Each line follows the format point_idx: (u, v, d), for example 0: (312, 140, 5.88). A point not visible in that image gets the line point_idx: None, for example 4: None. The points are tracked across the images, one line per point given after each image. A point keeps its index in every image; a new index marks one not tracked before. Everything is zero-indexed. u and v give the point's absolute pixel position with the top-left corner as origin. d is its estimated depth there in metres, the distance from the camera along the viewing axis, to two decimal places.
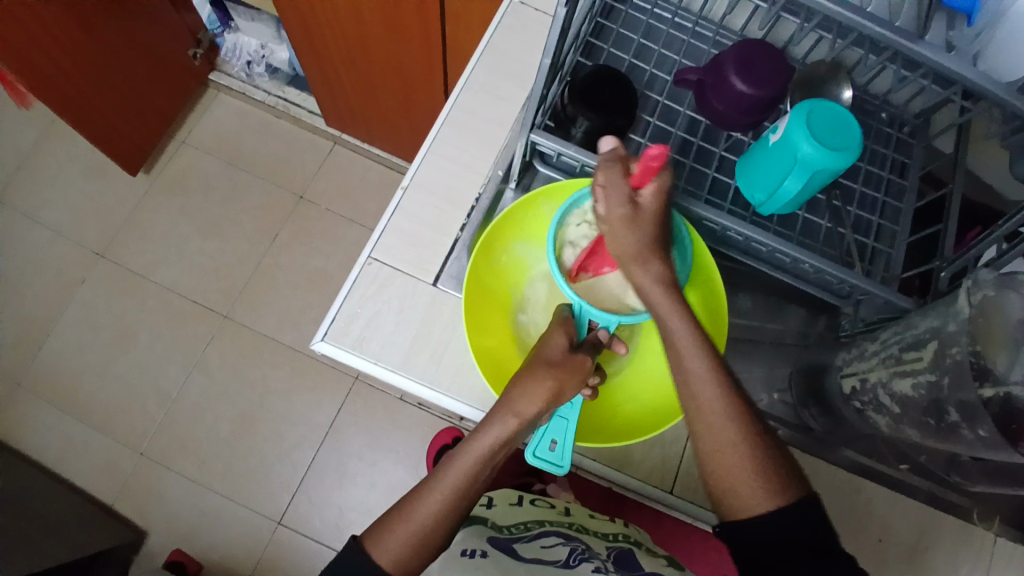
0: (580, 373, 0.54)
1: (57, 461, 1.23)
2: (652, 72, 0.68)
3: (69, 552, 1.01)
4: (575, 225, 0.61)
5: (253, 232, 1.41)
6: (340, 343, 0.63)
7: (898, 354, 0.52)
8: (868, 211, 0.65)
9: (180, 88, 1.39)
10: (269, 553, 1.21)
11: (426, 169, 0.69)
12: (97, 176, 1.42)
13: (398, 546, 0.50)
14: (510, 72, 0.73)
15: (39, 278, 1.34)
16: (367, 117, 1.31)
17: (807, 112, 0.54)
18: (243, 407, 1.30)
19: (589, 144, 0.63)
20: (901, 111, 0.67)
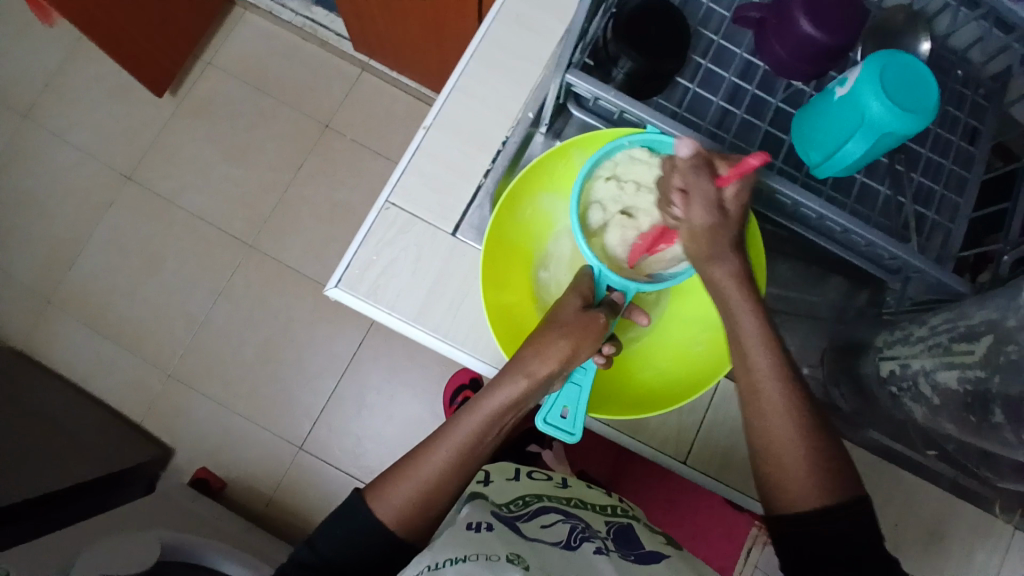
0: (593, 336, 0.53)
1: (89, 377, 1.28)
2: (708, 8, 0.60)
3: (101, 467, 1.06)
4: (603, 180, 0.58)
5: (278, 161, 1.38)
6: (355, 290, 0.61)
7: (947, 343, 0.48)
8: (931, 179, 0.59)
9: (205, 6, 1.33)
10: (290, 476, 1.26)
11: (451, 108, 0.65)
12: (123, 95, 1.39)
13: (402, 501, 0.52)
14: (547, 2, 0.66)
15: (70, 197, 1.35)
16: (397, 45, 1.24)
17: (881, 64, 0.48)
18: (267, 335, 1.32)
19: (630, 88, 0.57)
20: (977, 71, 0.60)
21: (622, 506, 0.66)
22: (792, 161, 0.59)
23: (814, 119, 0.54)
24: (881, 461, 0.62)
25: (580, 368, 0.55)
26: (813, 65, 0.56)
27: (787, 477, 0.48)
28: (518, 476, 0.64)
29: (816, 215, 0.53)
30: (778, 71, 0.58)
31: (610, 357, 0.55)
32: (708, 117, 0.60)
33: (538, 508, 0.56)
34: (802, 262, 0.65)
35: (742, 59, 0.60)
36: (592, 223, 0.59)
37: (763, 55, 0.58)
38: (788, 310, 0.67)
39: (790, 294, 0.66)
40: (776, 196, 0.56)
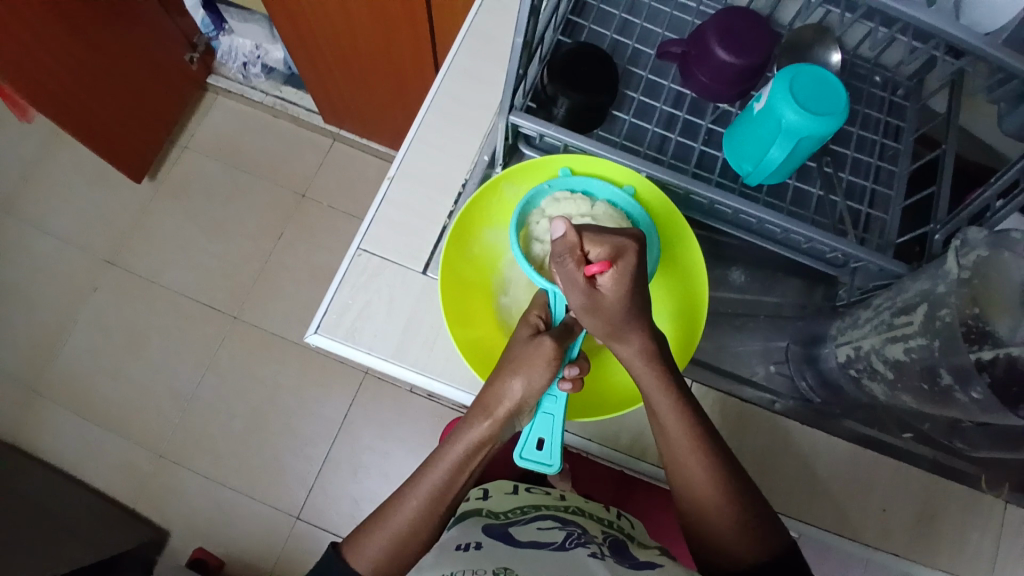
0: (544, 362, 0.54)
1: (78, 465, 1.26)
2: (635, 47, 0.67)
3: (92, 554, 1.03)
4: (536, 222, 0.61)
5: (257, 233, 1.42)
6: (333, 335, 0.63)
7: (889, 320, 0.51)
8: (861, 177, 0.64)
9: (179, 94, 1.41)
10: (288, 547, 1.23)
11: (412, 158, 0.69)
12: (103, 185, 1.44)
13: (377, 552, 0.55)
14: (492, 55, 0.72)
15: (54, 287, 1.37)
16: (364, 112, 1.31)
17: (789, 79, 0.53)
18: (257, 405, 1.32)
19: (572, 123, 0.62)
20: (893, 74, 0.66)
21: (618, 519, 0.67)
22: (729, 174, 0.64)
23: (738, 136, 0.59)
24: (859, 449, 0.64)
25: (549, 397, 0.56)
26: (735, 86, 0.62)
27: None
28: (517, 490, 0.66)
29: (757, 220, 0.57)
30: (704, 96, 0.64)
31: (576, 378, 0.56)
32: (647, 143, 0.64)
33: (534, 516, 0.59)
34: (754, 267, 0.69)
35: (672, 88, 0.66)
36: (535, 256, 0.61)
37: (690, 84, 0.64)
38: (750, 313, 0.68)
39: (750, 297, 0.69)
40: (718, 207, 0.60)
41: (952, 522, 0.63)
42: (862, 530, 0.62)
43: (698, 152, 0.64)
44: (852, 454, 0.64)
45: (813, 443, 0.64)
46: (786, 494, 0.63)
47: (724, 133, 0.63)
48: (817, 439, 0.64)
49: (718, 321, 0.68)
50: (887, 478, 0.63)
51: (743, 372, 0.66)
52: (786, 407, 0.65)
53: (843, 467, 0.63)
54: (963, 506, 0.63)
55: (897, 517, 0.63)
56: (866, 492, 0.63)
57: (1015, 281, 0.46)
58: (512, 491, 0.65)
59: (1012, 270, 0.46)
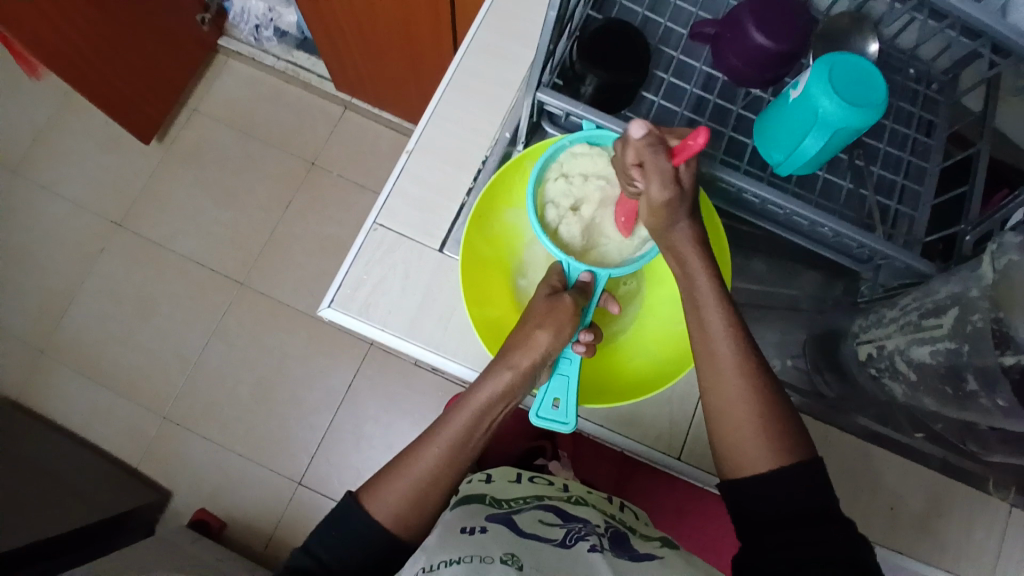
0: (569, 315, 0.55)
1: (84, 426, 1.27)
2: (666, 26, 0.64)
3: (97, 514, 1.04)
4: (553, 181, 0.59)
5: (267, 201, 1.41)
6: (347, 309, 0.63)
7: (916, 321, 0.50)
8: (892, 172, 0.62)
9: (190, 57, 1.38)
10: (290, 513, 1.25)
11: (431, 132, 0.68)
12: (112, 147, 1.42)
13: (398, 499, 0.53)
14: (517, 30, 0.70)
15: (62, 248, 1.37)
16: (377, 82, 1.29)
17: (829, 65, 0.51)
18: (262, 373, 1.32)
19: (598, 103, 0.60)
20: (929, 67, 0.64)
21: (621, 511, 0.66)
22: (757, 162, 0.62)
23: (770, 122, 0.57)
24: (870, 445, 0.64)
25: (564, 359, 0.57)
26: (768, 72, 0.60)
27: (770, 456, 0.51)
28: (520, 479, 0.66)
29: (785, 211, 0.56)
30: (735, 80, 0.62)
31: (591, 344, 0.57)
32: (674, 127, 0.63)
33: (536, 506, 0.59)
34: (777, 258, 0.68)
35: (703, 71, 0.64)
36: (548, 223, 0.59)
37: (720, 67, 0.62)
38: (769, 305, 0.69)
39: (769, 289, 0.69)
40: (745, 197, 0.59)
41: (959, 520, 0.63)
42: (868, 523, 0.63)
43: (727, 139, 0.62)
44: (864, 449, 0.64)
45: (825, 437, 0.63)
46: None
47: (755, 120, 0.62)
48: (830, 433, 0.64)
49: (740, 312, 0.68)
50: (897, 474, 0.63)
51: None
52: (802, 401, 0.64)
53: (854, 461, 0.63)
54: (971, 504, 0.63)
55: (905, 513, 0.63)
56: (874, 486, 0.63)
57: None
58: (514, 479, 0.65)
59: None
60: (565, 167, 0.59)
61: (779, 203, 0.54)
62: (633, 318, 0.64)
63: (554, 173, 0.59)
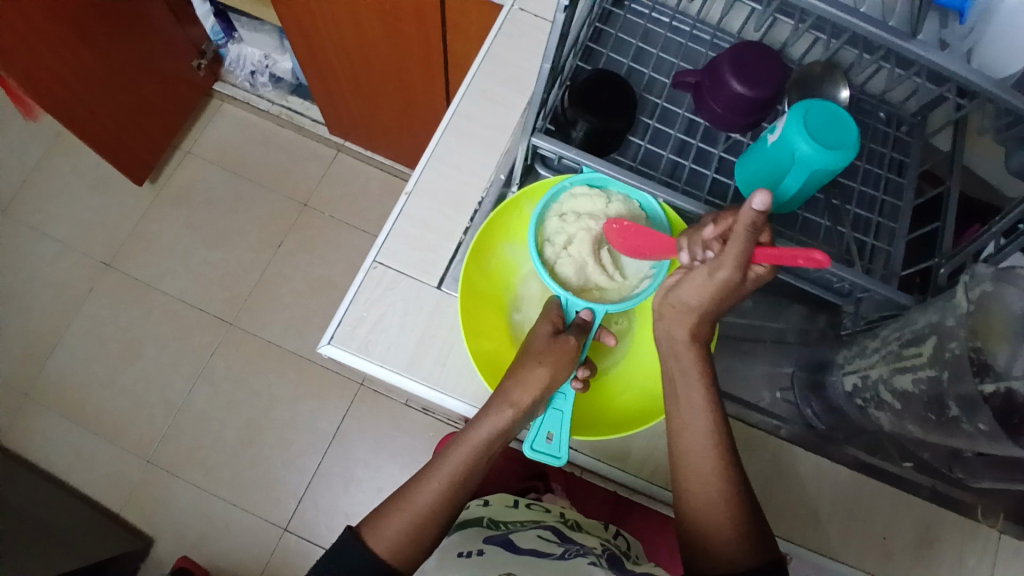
0: (568, 358, 0.55)
1: (63, 471, 1.24)
2: (650, 76, 0.68)
3: (73, 562, 1.01)
4: (554, 220, 0.61)
5: (257, 242, 1.42)
6: (345, 346, 0.64)
7: (898, 350, 0.53)
8: (867, 210, 0.66)
9: (185, 101, 1.41)
10: (276, 560, 1.22)
11: (429, 175, 0.70)
12: (103, 189, 1.43)
13: (397, 532, 0.53)
14: (510, 78, 0.74)
15: (49, 289, 1.36)
16: (369, 125, 1.32)
17: (803, 112, 0.55)
18: (249, 415, 1.31)
19: (589, 146, 0.63)
20: (898, 109, 0.68)
21: (616, 538, 0.67)
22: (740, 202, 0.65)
23: (750, 165, 0.60)
24: (860, 475, 0.65)
25: (559, 395, 0.57)
26: (748, 117, 0.63)
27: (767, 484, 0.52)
28: (517, 504, 0.66)
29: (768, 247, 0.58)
30: (716, 125, 0.65)
31: (587, 380, 0.58)
32: (660, 168, 0.66)
33: (535, 527, 0.59)
34: (761, 294, 0.72)
35: (686, 117, 0.67)
36: (544, 260, 0.60)
37: (702, 112, 0.65)
38: (756, 338, 0.72)
39: (756, 324, 0.72)
40: None
41: (950, 550, 0.64)
42: (860, 555, 0.63)
43: (711, 180, 0.65)
44: (854, 480, 0.65)
45: (814, 467, 0.65)
46: (790, 518, 0.64)
47: (736, 162, 0.65)
48: (821, 464, 0.65)
49: (729, 346, 0.71)
50: (886, 505, 0.64)
51: (750, 398, 0.68)
52: (791, 433, 0.66)
53: (846, 491, 0.64)
54: (961, 533, 0.64)
55: (897, 545, 0.64)
56: (867, 518, 0.64)
57: (1013, 315, 0.46)
58: (511, 504, 0.65)
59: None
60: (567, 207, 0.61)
61: None
62: (625, 353, 0.64)
63: (557, 211, 0.61)
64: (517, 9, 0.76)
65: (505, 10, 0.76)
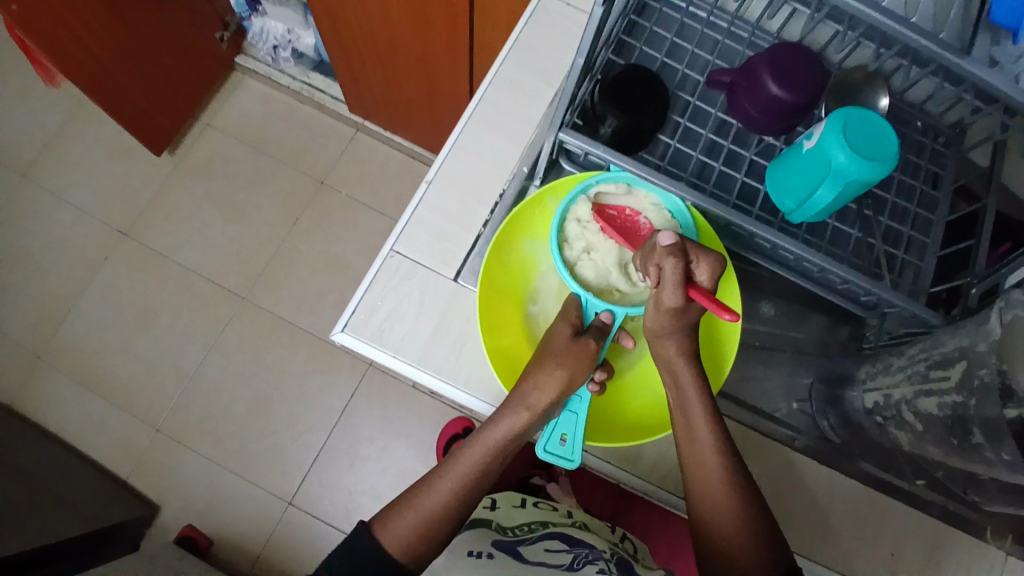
0: (586, 361, 0.55)
1: (75, 435, 1.26)
2: (684, 72, 0.67)
3: (82, 527, 1.02)
4: (574, 224, 0.60)
5: (273, 217, 1.42)
6: (360, 335, 0.63)
7: (924, 371, 0.52)
8: (898, 222, 0.64)
9: (207, 73, 1.40)
10: (279, 533, 1.23)
11: (451, 164, 0.69)
12: (123, 156, 1.43)
13: (408, 527, 0.53)
14: (539, 68, 0.72)
15: (66, 253, 1.37)
16: (390, 107, 1.32)
17: (843, 120, 0.53)
18: (259, 390, 1.32)
19: (617, 144, 0.62)
20: (935, 120, 0.66)
21: (623, 541, 0.68)
22: (768, 207, 0.64)
23: (783, 170, 0.59)
24: (872, 491, 0.64)
25: (576, 397, 0.57)
26: (781, 121, 0.62)
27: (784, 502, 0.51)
28: (525, 504, 0.67)
29: (794, 256, 0.57)
30: (749, 127, 0.64)
31: (604, 382, 0.57)
32: (689, 169, 0.65)
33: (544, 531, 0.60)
34: (784, 302, 0.69)
35: (717, 117, 0.66)
36: (566, 262, 0.60)
37: (735, 113, 0.64)
38: (774, 347, 0.69)
39: (780, 333, 0.69)
40: (757, 240, 0.60)
41: (958, 570, 0.64)
42: (867, 570, 0.63)
43: (740, 183, 0.64)
44: (866, 496, 0.64)
45: (826, 481, 0.64)
46: (800, 530, 0.63)
47: (767, 166, 0.64)
48: (833, 478, 0.64)
49: (747, 354, 0.70)
50: (897, 521, 0.64)
51: (765, 407, 0.67)
52: (805, 445, 0.65)
53: (857, 506, 0.64)
54: (971, 554, 0.64)
55: (905, 562, 0.63)
56: (876, 533, 0.64)
57: None
58: (519, 504, 0.66)
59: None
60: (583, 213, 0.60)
61: (791, 248, 0.55)
62: (641, 356, 0.64)
63: (575, 215, 0.60)
64: None
65: None
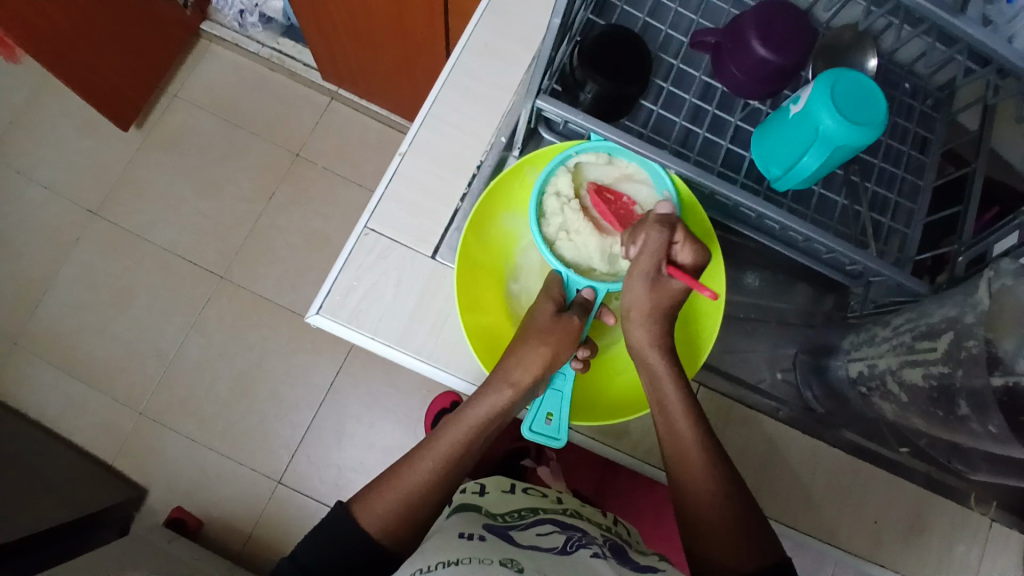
0: (569, 340, 0.54)
1: (56, 419, 1.24)
2: (667, 33, 0.64)
3: (69, 514, 1.02)
4: (552, 199, 0.57)
5: (249, 193, 1.38)
6: (336, 316, 0.61)
7: (910, 342, 0.51)
8: (885, 188, 0.62)
9: (172, 41, 1.33)
10: (269, 511, 1.23)
11: (426, 134, 0.66)
12: (89, 132, 1.38)
13: (387, 508, 0.52)
14: (516, 31, 0.69)
15: (36, 235, 1.32)
16: (367, 77, 1.27)
17: (831, 83, 0.51)
18: (242, 369, 1.30)
19: (597, 111, 0.59)
20: (925, 82, 0.63)
21: (615, 525, 0.66)
22: (754, 174, 0.62)
23: (769, 136, 0.57)
24: (856, 460, 0.64)
25: (560, 375, 0.56)
26: (767, 85, 0.59)
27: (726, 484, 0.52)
28: (514, 490, 0.64)
29: (779, 226, 0.55)
30: (734, 92, 0.62)
31: (587, 360, 0.56)
32: (672, 137, 0.62)
33: (536, 516, 0.58)
34: (769, 271, 0.69)
35: (702, 81, 0.63)
36: (546, 238, 0.57)
37: (720, 78, 0.61)
38: (761, 317, 0.69)
39: (762, 302, 0.69)
40: (740, 209, 0.58)
41: (939, 536, 0.64)
42: (852, 538, 0.63)
43: (725, 150, 0.62)
44: (850, 463, 0.64)
45: (811, 451, 0.64)
46: (786, 501, 0.63)
47: (753, 132, 0.61)
48: (817, 447, 0.64)
49: (732, 325, 0.68)
50: (880, 490, 0.64)
51: (750, 379, 0.67)
52: (789, 415, 0.65)
53: (841, 475, 0.64)
54: (951, 519, 0.64)
55: (888, 529, 0.64)
56: (861, 502, 0.64)
57: (1023, 305, 0.42)
58: (508, 490, 0.63)
59: (1022, 290, 0.42)
60: (561, 187, 0.57)
61: (776, 219, 0.53)
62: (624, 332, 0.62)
63: (553, 188, 0.57)
64: None
65: None
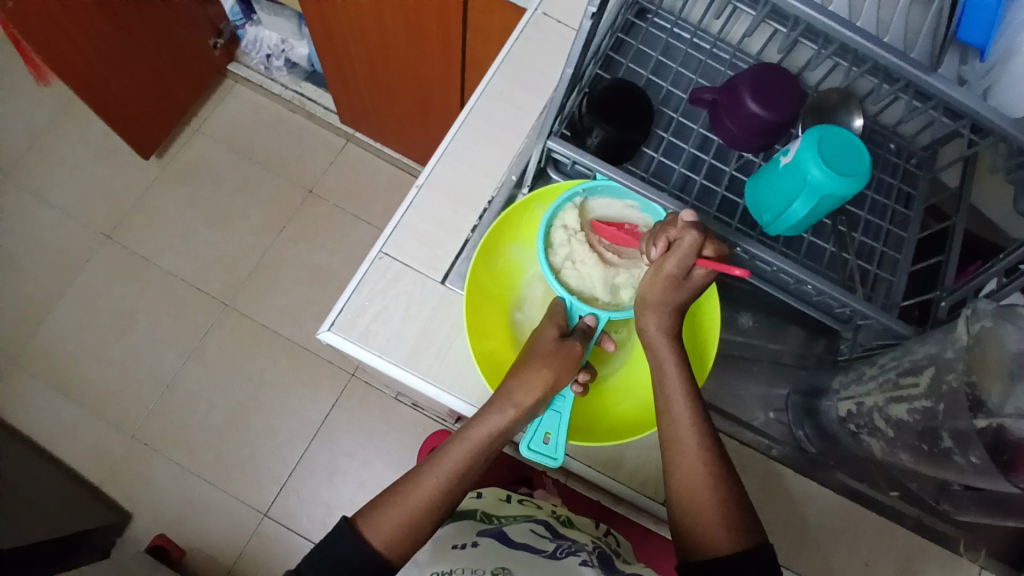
0: (572, 364, 0.56)
1: (46, 439, 1.23)
2: (668, 89, 0.69)
3: (46, 534, 1.00)
4: (561, 231, 0.61)
5: (259, 225, 1.42)
6: (347, 334, 0.64)
7: (895, 379, 0.53)
8: (872, 238, 0.66)
9: (198, 79, 1.41)
10: (252, 547, 1.21)
11: (442, 170, 0.70)
12: (109, 158, 1.43)
13: (393, 524, 0.53)
14: (530, 82, 0.74)
15: (46, 256, 1.35)
16: (383, 120, 1.34)
17: (818, 137, 0.55)
18: (237, 398, 1.30)
19: (603, 155, 0.64)
20: (908, 143, 0.68)
21: (607, 536, 0.69)
22: (747, 221, 0.66)
23: (761, 184, 0.61)
24: (847, 501, 0.65)
25: (560, 397, 0.57)
26: (761, 138, 0.64)
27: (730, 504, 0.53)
28: (510, 499, 0.68)
29: (772, 266, 0.58)
30: (730, 144, 0.66)
31: (586, 384, 0.58)
32: (671, 182, 0.66)
33: (528, 522, 0.62)
34: (763, 313, 0.71)
35: (699, 133, 0.68)
36: (552, 266, 0.61)
37: (718, 131, 0.66)
38: (753, 357, 0.71)
39: (753, 342, 0.72)
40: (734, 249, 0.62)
41: None
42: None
43: (720, 197, 0.66)
44: (842, 505, 0.65)
45: (802, 490, 0.66)
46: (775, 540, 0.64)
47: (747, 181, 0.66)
48: (809, 487, 0.66)
49: (726, 363, 0.71)
50: (871, 532, 0.65)
51: (744, 417, 0.69)
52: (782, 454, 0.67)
53: (832, 517, 0.65)
54: (941, 565, 0.65)
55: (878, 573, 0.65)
56: (852, 544, 0.65)
57: (1008, 353, 0.46)
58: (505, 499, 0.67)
59: (1006, 338, 0.47)
60: (569, 221, 0.61)
61: (768, 258, 0.57)
62: (622, 362, 0.64)
63: (562, 223, 0.61)
64: (541, 13, 0.77)
65: (530, 13, 0.77)
